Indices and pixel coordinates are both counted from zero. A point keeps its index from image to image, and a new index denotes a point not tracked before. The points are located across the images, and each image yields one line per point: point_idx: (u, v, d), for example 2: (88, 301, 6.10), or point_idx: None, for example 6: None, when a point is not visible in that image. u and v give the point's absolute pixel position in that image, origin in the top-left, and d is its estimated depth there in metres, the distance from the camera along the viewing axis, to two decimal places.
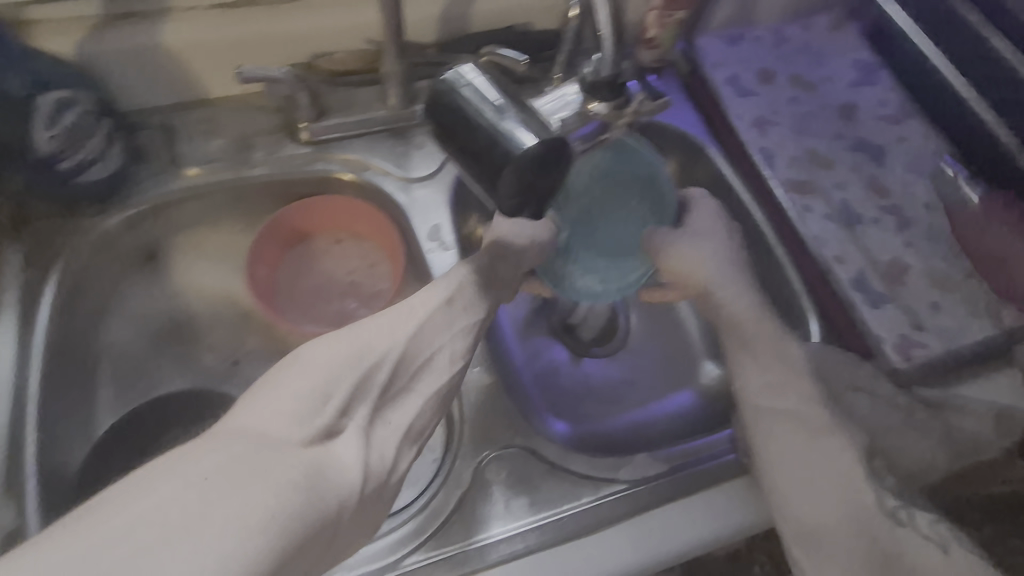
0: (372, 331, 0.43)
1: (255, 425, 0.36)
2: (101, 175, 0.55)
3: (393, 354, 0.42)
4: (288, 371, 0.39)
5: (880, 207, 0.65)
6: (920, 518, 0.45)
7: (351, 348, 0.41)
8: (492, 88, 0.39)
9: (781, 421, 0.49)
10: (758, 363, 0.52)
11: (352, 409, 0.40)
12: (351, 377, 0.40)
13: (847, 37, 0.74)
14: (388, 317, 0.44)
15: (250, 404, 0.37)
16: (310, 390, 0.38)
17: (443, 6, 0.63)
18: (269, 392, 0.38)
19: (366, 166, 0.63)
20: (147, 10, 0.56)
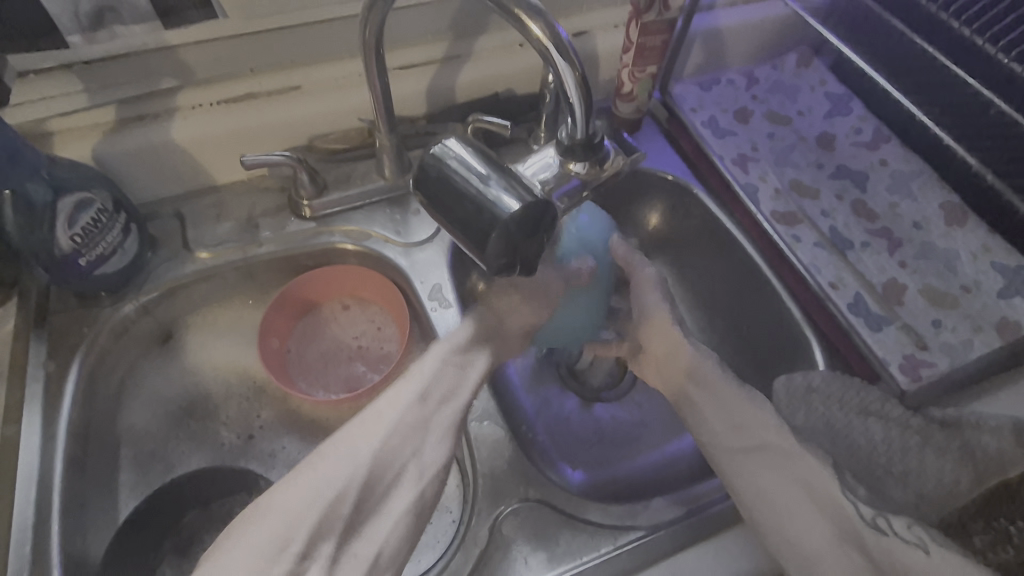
0: (337, 453, 0.41)
1: None
2: (117, 266, 0.59)
3: (363, 474, 0.40)
4: (256, 514, 0.39)
5: (869, 231, 0.66)
6: (897, 524, 0.44)
7: (316, 476, 0.40)
8: (477, 158, 0.41)
9: (761, 461, 0.48)
10: (721, 402, 0.51)
11: (317, 543, 0.38)
12: (315, 512, 0.39)
13: (817, 72, 0.77)
14: (359, 428, 0.43)
15: (222, 552, 0.38)
16: (274, 535, 0.38)
17: (429, 81, 0.67)
18: (239, 536, 0.39)
19: (367, 235, 0.66)
20: (158, 111, 0.61)
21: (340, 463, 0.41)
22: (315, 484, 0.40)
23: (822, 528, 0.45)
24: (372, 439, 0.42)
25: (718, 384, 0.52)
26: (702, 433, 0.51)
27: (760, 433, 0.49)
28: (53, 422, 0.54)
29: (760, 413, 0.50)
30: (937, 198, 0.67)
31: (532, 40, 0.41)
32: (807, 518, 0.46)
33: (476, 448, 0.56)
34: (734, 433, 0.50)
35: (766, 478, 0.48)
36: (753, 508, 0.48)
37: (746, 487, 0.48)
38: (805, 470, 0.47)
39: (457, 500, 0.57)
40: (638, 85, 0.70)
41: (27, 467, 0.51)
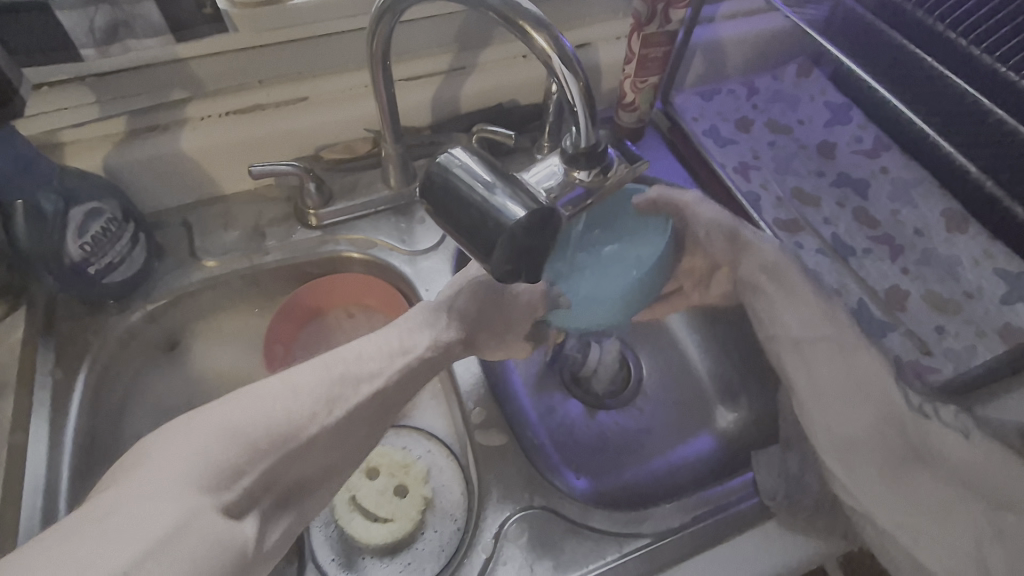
0: (296, 400, 0.43)
1: (174, 462, 0.38)
2: (124, 275, 0.59)
3: (331, 401, 0.44)
4: (219, 410, 0.41)
5: (870, 238, 0.67)
6: (942, 412, 0.50)
7: (288, 394, 0.43)
8: (482, 167, 0.41)
9: (821, 345, 0.54)
10: (794, 297, 0.57)
11: (274, 452, 0.41)
12: (282, 424, 0.42)
13: (817, 81, 0.78)
14: (335, 359, 0.47)
15: (148, 460, 0.38)
16: (241, 433, 0.40)
17: (434, 92, 0.68)
18: (170, 450, 0.38)
19: (372, 244, 0.67)
20: (167, 123, 0.62)
21: (315, 388, 0.44)
22: (272, 415, 0.42)
23: (869, 412, 0.50)
24: (335, 404, 0.44)
25: (790, 274, 0.58)
26: (764, 329, 0.58)
27: (824, 328, 0.55)
28: (60, 429, 0.54)
29: (828, 307, 0.56)
30: (938, 205, 0.67)
31: (537, 52, 0.42)
32: (856, 404, 0.50)
33: (480, 454, 0.56)
34: (800, 324, 0.56)
35: (825, 362, 0.53)
36: (803, 390, 0.53)
37: (801, 371, 0.54)
38: (862, 360, 0.52)
39: (462, 506, 0.57)
40: (640, 95, 0.71)
41: (34, 475, 0.52)
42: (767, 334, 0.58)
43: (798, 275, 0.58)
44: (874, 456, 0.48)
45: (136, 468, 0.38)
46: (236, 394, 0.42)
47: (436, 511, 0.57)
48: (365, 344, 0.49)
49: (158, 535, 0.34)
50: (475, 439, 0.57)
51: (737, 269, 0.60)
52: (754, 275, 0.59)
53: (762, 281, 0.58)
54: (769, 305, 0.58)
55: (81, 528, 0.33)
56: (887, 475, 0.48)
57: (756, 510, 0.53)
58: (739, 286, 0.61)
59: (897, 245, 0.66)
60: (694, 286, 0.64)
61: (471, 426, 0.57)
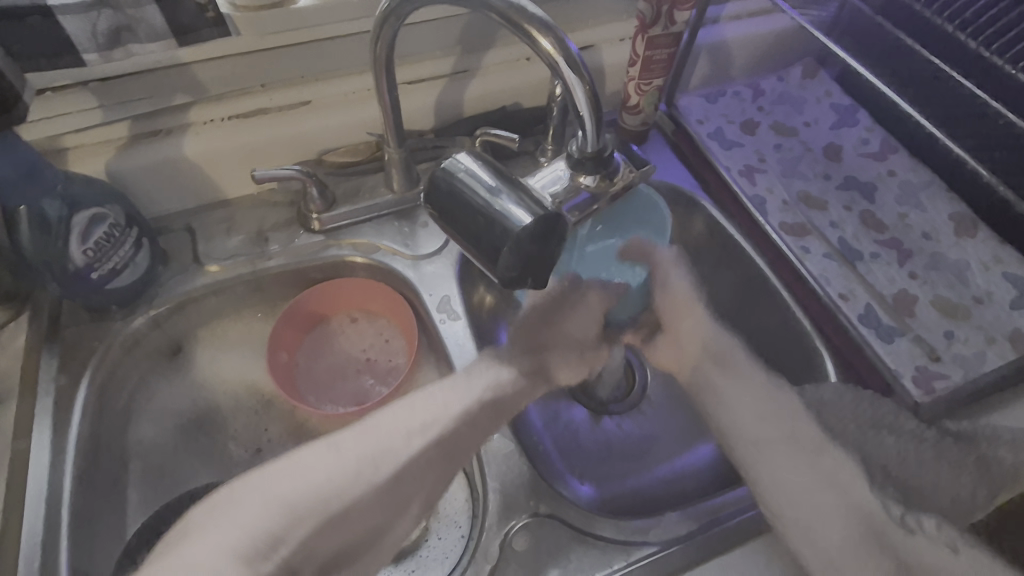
0: (339, 464, 0.44)
1: (215, 535, 0.40)
2: (128, 281, 0.59)
3: (375, 463, 0.44)
4: (263, 476, 0.43)
5: (878, 242, 0.66)
6: (926, 523, 0.44)
7: (330, 457, 0.44)
8: (487, 172, 0.41)
9: (779, 446, 0.49)
10: (736, 376, 0.54)
11: (313, 521, 0.42)
12: (323, 490, 0.42)
13: (823, 83, 0.78)
14: (389, 414, 0.47)
15: (202, 531, 0.40)
16: (281, 500, 0.42)
17: (437, 95, 0.68)
18: (219, 521, 0.41)
19: (375, 248, 0.66)
20: (170, 127, 0.62)
21: (359, 449, 0.45)
22: (312, 480, 0.43)
23: (843, 521, 0.44)
24: (381, 464, 0.44)
25: (738, 355, 0.55)
26: (725, 426, 0.52)
27: (787, 426, 0.50)
28: (64, 437, 0.54)
29: (771, 389, 0.53)
30: (946, 208, 0.67)
31: (542, 55, 0.42)
32: (828, 512, 0.45)
33: (485, 462, 0.55)
34: (758, 423, 0.50)
35: (790, 464, 0.48)
36: (766, 496, 0.47)
37: (767, 475, 0.48)
38: (829, 461, 0.48)
39: (467, 514, 0.57)
40: (644, 98, 0.70)
41: (38, 482, 0.51)
42: (724, 432, 0.52)
43: (734, 349, 0.56)
44: (854, 568, 0.43)
45: (179, 541, 0.40)
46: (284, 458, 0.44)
47: (441, 520, 0.57)
48: (421, 399, 0.48)
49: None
50: (479, 447, 0.56)
51: (679, 335, 0.57)
52: (704, 353, 0.56)
53: (717, 349, 0.56)
54: (715, 389, 0.54)
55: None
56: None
57: (764, 519, 0.52)
58: (688, 361, 0.56)
59: (905, 248, 0.65)
60: (639, 337, 0.62)
61: None
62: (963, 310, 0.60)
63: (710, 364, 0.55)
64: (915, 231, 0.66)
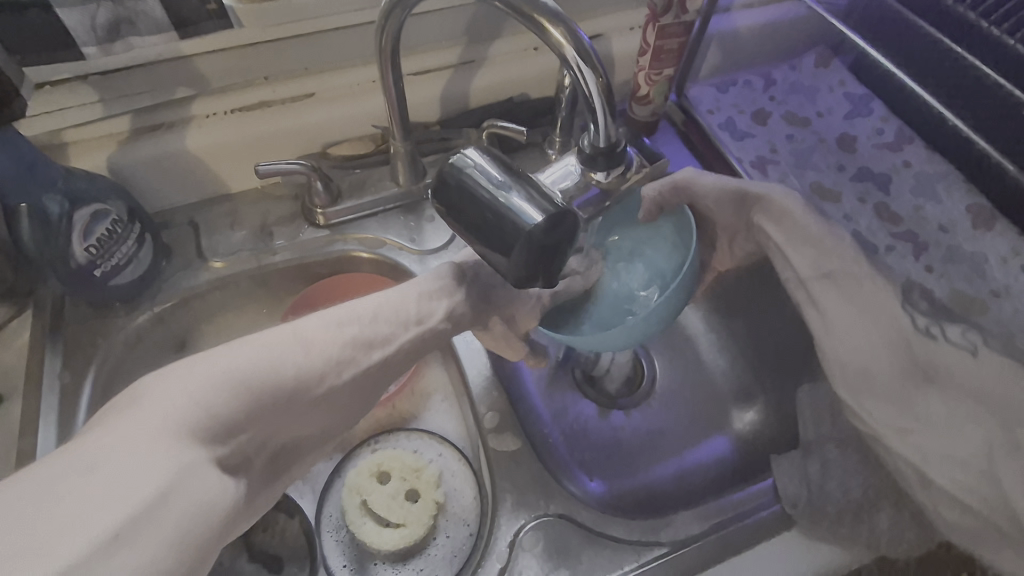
0: (307, 358, 0.42)
1: (170, 399, 0.35)
2: (132, 277, 0.59)
3: (338, 361, 0.44)
4: (224, 352, 0.39)
5: (893, 234, 0.65)
6: (952, 331, 0.53)
7: (294, 348, 0.42)
8: (496, 167, 0.40)
9: (827, 286, 0.57)
10: (801, 240, 0.60)
11: (268, 410, 0.40)
12: (286, 376, 0.41)
13: (838, 72, 0.75)
14: (347, 313, 0.46)
15: (138, 404, 0.35)
16: (245, 377, 0.39)
17: (443, 87, 0.67)
18: (164, 396, 0.35)
19: (381, 243, 0.65)
20: (172, 120, 0.61)
21: (327, 345, 0.44)
22: (275, 365, 0.41)
23: (869, 332, 0.54)
24: (343, 369, 0.44)
25: (797, 218, 0.60)
26: (788, 278, 0.60)
27: (834, 266, 0.58)
28: (70, 434, 0.54)
29: (835, 245, 0.59)
30: (963, 200, 0.65)
31: (552, 46, 0.41)
32: (859, 327, 0.54)
33: (495, 456, 0.55)
34: (811, 265, 0.59)
35: (834, 299, 0.57)
36: (815, 330, 0.57)
37: (815, 313, 0.58)
38: (869, 291, 0.56)
39: (475, 510, 0.56)
40: (654, 87, 0.69)
41: None
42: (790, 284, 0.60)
43: (804, 220, 0.60)
44: (882, 377, 0.52)
45: (126, 403, 0.35)
46: (245, 341, 0.41)
47: (449, 517, 0.56)
48: (383, 307, 0.48)
49: (151, 491, 0.30)
50: (488, 443, 0.56)
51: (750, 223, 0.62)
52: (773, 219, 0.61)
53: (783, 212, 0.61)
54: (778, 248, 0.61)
55: (67, 474, 0.30)
56: (893, 396, 0.52)
57: (777, 518, 0.52)
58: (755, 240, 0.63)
59: (922, 242, 0.64)
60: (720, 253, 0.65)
61: (484, 431, 0.57)
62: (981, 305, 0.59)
63: (774, 238, 0.61)
64: (933, 225, 0.65)
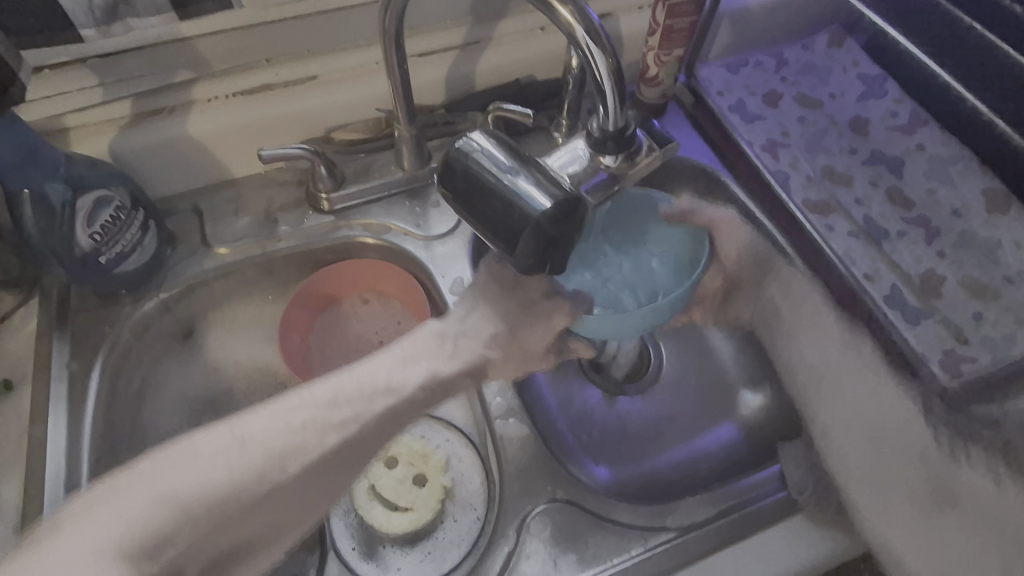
0: (245, 455, 0.40)
1: (99, 522, 0.35)
2: (137, 264, 0.58)
3: (286, 451, 0.41)
4: (160, 458, 0.39)
5: (905, 220, 0.64)
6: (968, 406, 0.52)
7: (232, 443, 0.40)
8: (503, 151, 0.39)
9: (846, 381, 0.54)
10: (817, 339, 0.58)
11: (210, 515, 0.38)
12: (224, 478, 0.38)
13: (850, 52, 0.74)
14: (302, 394, 0.43)
15: (71, 528, 0.35)
16: (177, 485, 0.37)
17: (448, 68, 0.65)
18: (97, 517, 0.36)
19: (386, 229, 0.65)
20: (174, 104, 0.60)
21: (272, 437, 0.41)
22: (211, 464, 0.39)
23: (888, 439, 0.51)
24: (291, 461, 0.41)
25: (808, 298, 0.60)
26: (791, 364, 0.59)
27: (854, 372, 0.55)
28: (78, 423, 0.54)
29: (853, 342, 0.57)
30: (978, 183, 0.65)
31: (560, 26, 0.40)
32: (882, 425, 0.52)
33: (501, 444, 0.55)
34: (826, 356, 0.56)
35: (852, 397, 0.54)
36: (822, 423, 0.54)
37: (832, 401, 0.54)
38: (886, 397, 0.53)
39: (482, 497, 0.57)
40: (664, 69, 0.67)
41: (55, 468, 0.52)
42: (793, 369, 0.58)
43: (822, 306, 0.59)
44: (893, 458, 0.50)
45: (61, 525, 0.36)
46: (178, 447, 0.39)
47: (456, 502, 0.57)
48: (349, 380, 0.44)
49: None
50: (494, 431, 0.56)
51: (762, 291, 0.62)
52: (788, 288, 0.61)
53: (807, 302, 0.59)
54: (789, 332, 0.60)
55: None
56: (902, 509, 0.49)
57: (784, 504, 0.52)
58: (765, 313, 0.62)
59: (935, 227, 0.63)
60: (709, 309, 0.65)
61: (491, 417, 0.57)
62: (993, 291, 0.59)
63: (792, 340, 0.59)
64: (945, 210, 0.64)
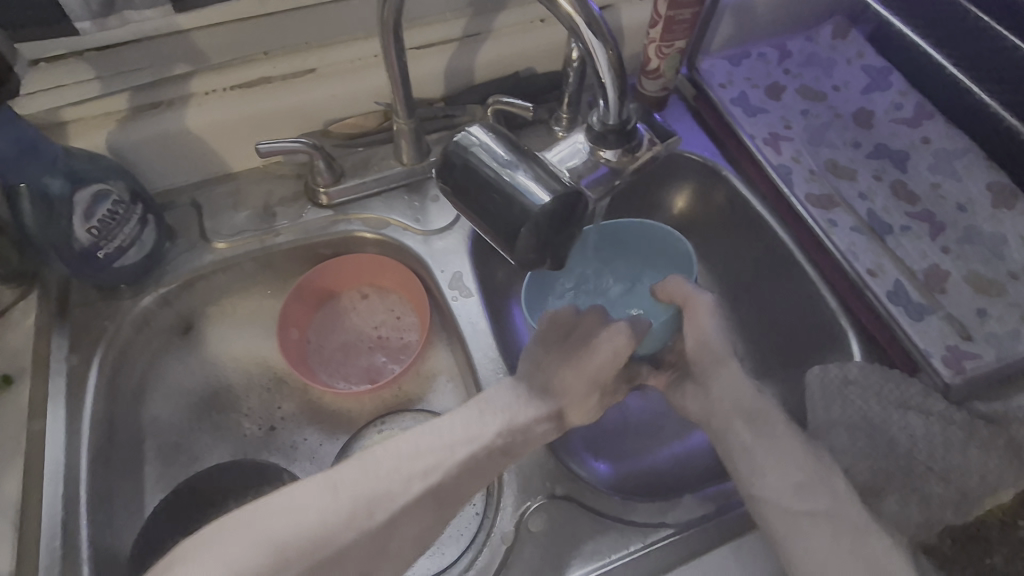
0: (335, 503, 0.43)
1: (210, 563, 0.39)
2: (136, 258, 0.58)
3: (376, 504, 0.43)
4: (264, 504, 0.42)
5: (909, 214, 0.63)
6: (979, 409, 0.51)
7: (325, 492, 0.43)
8: (502, 146, 0.39)
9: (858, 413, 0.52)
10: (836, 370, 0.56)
11: (302, 563, 0.40)
12: (318, 527, 0.41)
13: (855, 43, 0.73)
14: (393, 446, 0.46)
15: (190, 569, 0.39)
16: (278, 530, 0.41)
17: (447, 61, 0.65)
18: (211, 554, 0.39)
19: (385, 223, 0.64)
20: (172, 98, 0.59)
21: (362, 489, 0.44)
22: (309, 511, 0.42)
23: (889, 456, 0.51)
24: (376, 509, 0.43)
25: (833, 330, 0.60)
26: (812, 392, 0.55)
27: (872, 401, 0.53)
28: (78, 417, 0.54)
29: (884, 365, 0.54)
30: (983, 177, 0.63)
31: (559, 15, 0.38)
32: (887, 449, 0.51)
33: None
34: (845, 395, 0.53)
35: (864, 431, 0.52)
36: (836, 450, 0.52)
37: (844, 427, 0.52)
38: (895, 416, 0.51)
39: (481, 493, 0.57)
40: (665, 61, 0.66)
41: (55, 461, 0.52)
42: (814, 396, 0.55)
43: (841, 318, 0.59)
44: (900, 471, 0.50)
45: (179, 562, 0.39)
46: (280, 496, 0.43)
47: None
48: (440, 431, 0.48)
49: None
50: None
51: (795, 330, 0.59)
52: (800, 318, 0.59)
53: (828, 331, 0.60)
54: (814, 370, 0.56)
55: None
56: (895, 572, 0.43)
57: None
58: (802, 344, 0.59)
59: (939, 222, 0.62)
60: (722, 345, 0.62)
61: None
62: (998, 286, 0.58)
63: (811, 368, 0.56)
64: (950, 204, 0.63)
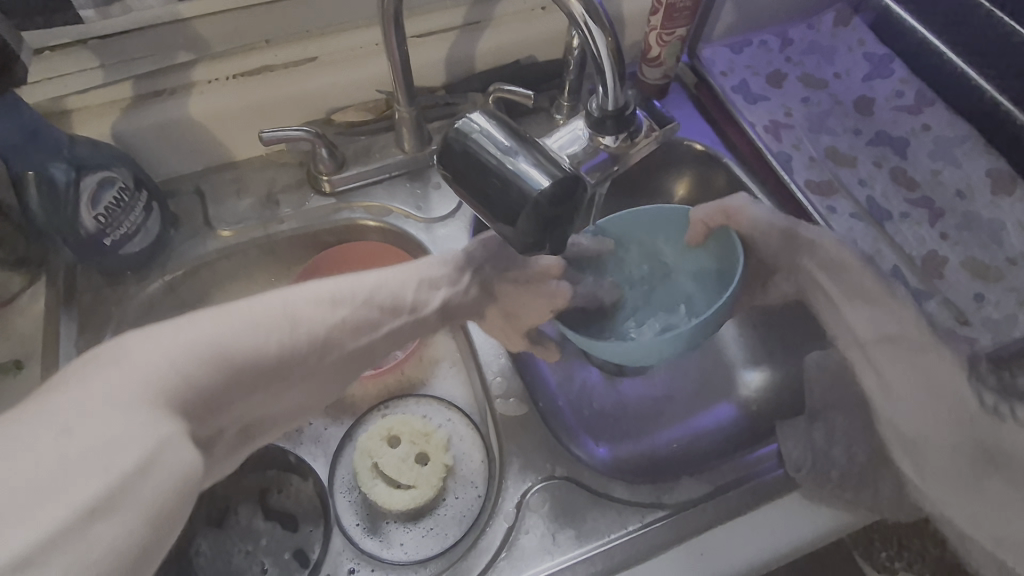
0: (292, 331, 0.43)
1: (146, 358, 0.35)
2: (141, 245, 0.59)
3: (322, 336, 0.45)
4: (199, 319, 0.39)
5: (908, 201, 0.63)
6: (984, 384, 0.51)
7: (271, 315, 0.42)
8: (501, 131, 0.39)
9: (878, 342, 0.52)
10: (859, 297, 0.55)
11: (247, 374, 0.40)
12: (265, 350, 0.41)
13: (856, 31, 0.73)
14: (334, 286, 0.47)
15: (112, 363, 0.34)
16: (223, 344, 0.39)
17: (447, 50, 0.65)
18: (140, 356, 0.35)
19: (388, 211, 0.65)
20: (175, 86, 0.60)
21: (311, 323, 0.44)
22: (256, 328, 0.41)
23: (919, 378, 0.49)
24: (323, 346, 0.45)
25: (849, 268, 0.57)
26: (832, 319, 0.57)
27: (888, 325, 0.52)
28: None
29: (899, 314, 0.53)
30: (982, 164, 0.64)
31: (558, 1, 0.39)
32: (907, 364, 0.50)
33: (500, 422, 0.56)
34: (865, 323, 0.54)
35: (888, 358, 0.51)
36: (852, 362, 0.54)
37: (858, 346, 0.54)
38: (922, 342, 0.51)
39: (483, 475, 0.58)
40: (665, 48, 0.67)
41: None
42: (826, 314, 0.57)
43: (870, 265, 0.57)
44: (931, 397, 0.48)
45: (92, 362, 0.34)
46: (227, 312, 0.41)
47: (457, 479, 0.58)
48: (383, 284, 0.50)
49: (125, 468, 0.29)
50: (495, 409, 0.57)
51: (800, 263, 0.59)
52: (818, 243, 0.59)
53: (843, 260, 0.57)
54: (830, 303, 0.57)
55: (33, 436, 0.29)
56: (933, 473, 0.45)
57: (781, 481, 0.52)
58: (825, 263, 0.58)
59: (939, 208, 0.62)
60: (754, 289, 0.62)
61: (492, 396, 0.57)
62: (995, 271, 0.58)
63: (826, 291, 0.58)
64: (949, 190, 0.63)
